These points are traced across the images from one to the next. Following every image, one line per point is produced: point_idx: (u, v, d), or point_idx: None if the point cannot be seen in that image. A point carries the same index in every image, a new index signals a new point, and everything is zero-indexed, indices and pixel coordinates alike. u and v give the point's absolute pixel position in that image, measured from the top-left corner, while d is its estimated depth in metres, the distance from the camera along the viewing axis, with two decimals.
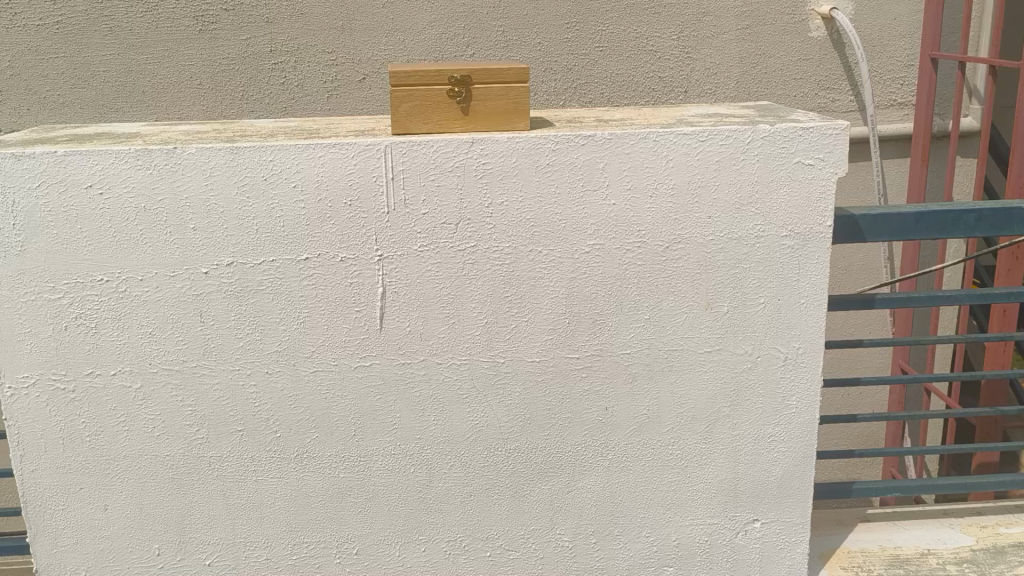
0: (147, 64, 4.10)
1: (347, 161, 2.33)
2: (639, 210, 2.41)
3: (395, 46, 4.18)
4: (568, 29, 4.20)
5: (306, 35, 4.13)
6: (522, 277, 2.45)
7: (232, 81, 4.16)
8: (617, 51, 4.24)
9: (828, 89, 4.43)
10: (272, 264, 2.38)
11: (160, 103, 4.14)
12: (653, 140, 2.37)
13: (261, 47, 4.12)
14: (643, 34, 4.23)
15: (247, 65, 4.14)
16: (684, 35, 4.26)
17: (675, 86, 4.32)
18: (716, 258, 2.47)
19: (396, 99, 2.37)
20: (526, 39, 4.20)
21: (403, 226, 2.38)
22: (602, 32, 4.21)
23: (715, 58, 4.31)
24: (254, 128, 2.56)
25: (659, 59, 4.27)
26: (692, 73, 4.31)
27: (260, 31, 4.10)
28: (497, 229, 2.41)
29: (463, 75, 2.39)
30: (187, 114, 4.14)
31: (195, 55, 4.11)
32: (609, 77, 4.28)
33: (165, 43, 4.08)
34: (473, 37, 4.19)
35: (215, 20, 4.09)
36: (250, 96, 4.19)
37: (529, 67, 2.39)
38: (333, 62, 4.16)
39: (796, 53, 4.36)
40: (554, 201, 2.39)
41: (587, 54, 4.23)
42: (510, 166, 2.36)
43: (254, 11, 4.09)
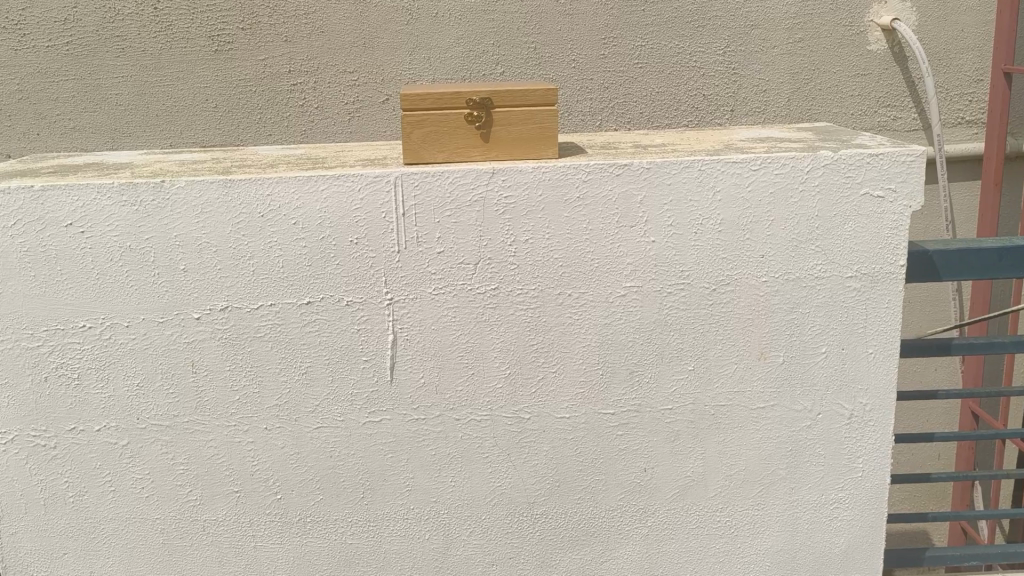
0: (160, 87, 3.64)
1: (352, 195, 2.09)
2: (682, 249, 2.14)
3: (418, 66, 3.65)
4: (605, 45, 3.63)
5: (325, 54, 3.64)
6: (550, 324, 2.18)
7: (251, 104, 3.68)
8: (658, 68, 3.67)
9: (887, 107, 3.81)
10: (271, 309, 2.14)
11: (174, 129, 3.69)
12: (699, 169, 2.09)
13: (281, 68, 3.65)
14: (682, 48, 3.66)
15: (266, 87, 3.66)
16: (730, 49, 3.68)
17: (721, 105, 3.73)
18: (770, 301, 2.18)
19: (408, 124, 2.12)
20: (561, 55, 3.63)
21: (416, 267, 2.13)
22: (642, 48, 3.64)
23: (765, 76, 3.72)
24: (255, 158, 2.34)
25: (704, 76, 3.69)
26: (736, 90, 3.72)
27: (277, 51, 3.62)
28: (522, 270, 2.14)
29: (483, 97, 2.12)
30: (206, 141, 3.71)
31: (210, 75, 3.64)
32: (654, 94, 3.69)
33: (181, 64, 3.62)
34: (505, 55, 3.63)
35: (232, 39, 3.61)
36: (268, 119, 3.71)
37: (557, 89, 2.12)
38: (353, 83, 3.68)
39: (851, 67, 3.74)
40: (585, 239, 2.12)
41: (626, 73, 3.66)
42: (536, 200, 2.10)
43: (271, 28, 3.60)
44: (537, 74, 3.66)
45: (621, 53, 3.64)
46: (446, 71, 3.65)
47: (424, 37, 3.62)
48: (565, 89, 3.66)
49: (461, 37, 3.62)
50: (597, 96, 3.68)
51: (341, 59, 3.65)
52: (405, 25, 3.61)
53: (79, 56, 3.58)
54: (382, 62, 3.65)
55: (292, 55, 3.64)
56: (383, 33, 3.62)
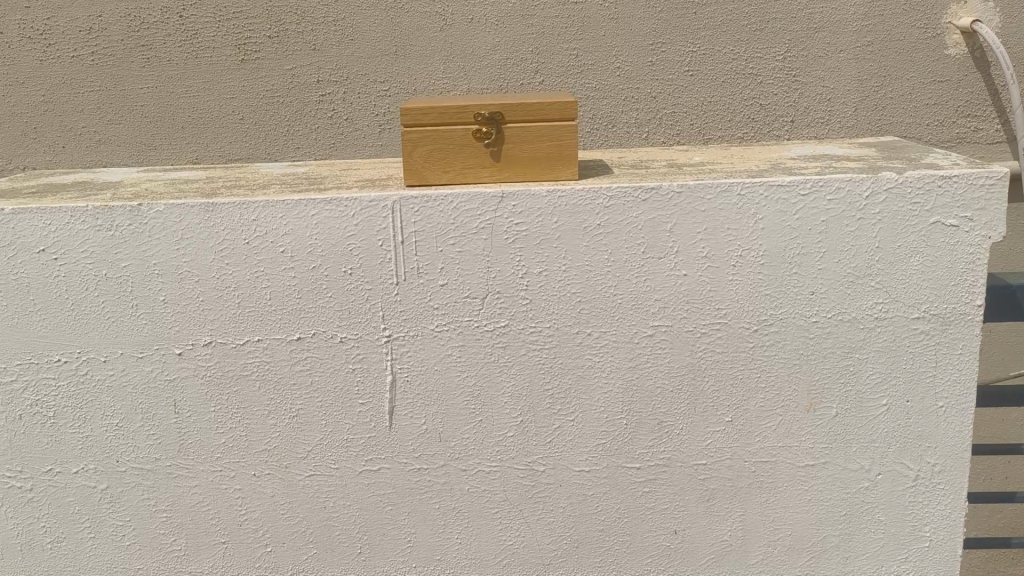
0: (186, 99, 2.94)
1: (346, 221, 1.87)
2: (720, 283, 1.87)
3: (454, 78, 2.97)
4: (653, 52, 2.99)
5: (354, 64, 2.93)
6: (567, 366, 1.93)
7: (281, 116, 2.97)
8: (710, 77, 3.03)
9: (968, 117, 3.08)
10: (259, 345, 1.94)
11: (202, 141, 2.98)
12: (738, 194, 1.83)
13: (310, 79, 2.94)
14: (721, 47, 2.99)
15: (295, 96, 2.95)
16: (790, 54, 3.01)
17: (779, 116, 3.07)
18: (821, 345, 1.89)
19: (409, 142, 1.90)
20: (605, 64, 3.00)
21: (417, 302, 1.90)
22: (693, 54, 3.00)
23: (828, 82, 3.04)
24: (252, 178, 2.14)
25: (760, 85, 3.04)
26: (797, 99, 3.06)
27: (307, 59, 2.92)
28: (535, 307, 1.90)
29: (493, 112, 1.88)
30: (234, 156, 3.00)
31: (239, 85, 2.94)
32: (705, 103, 3.06)
33: (206, 76, 2.92)
34: (545, 61, 2.98)
35: (261, 46, 2.90)
36: (298, 134, 2.99)
37: (576, 102, 1.87)
38: (384, 95, 2.96)
39: (927, 74, 3.03)
40: (607, 272, 1.88)
41: (674, 82, 3.03)
42: (551, 228, 1.86)
43: (300, 36, 2.90)
44: (580, 85, 3.03)
45: (673, 60, 3.00)
46: (482, 79, 2.98)
47: (458, 44, 2.94)
48: (609, 100, 3.05)
49: (497, 43, 2.95)
50: (643, 107, 3.05)
51: (371, 69, 2.94)
52: (439, 33, 2.93)
53: (106, 65, 2.90)
54: (415, 75, 2.96)
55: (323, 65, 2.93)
56: (415, 41, 2.93)
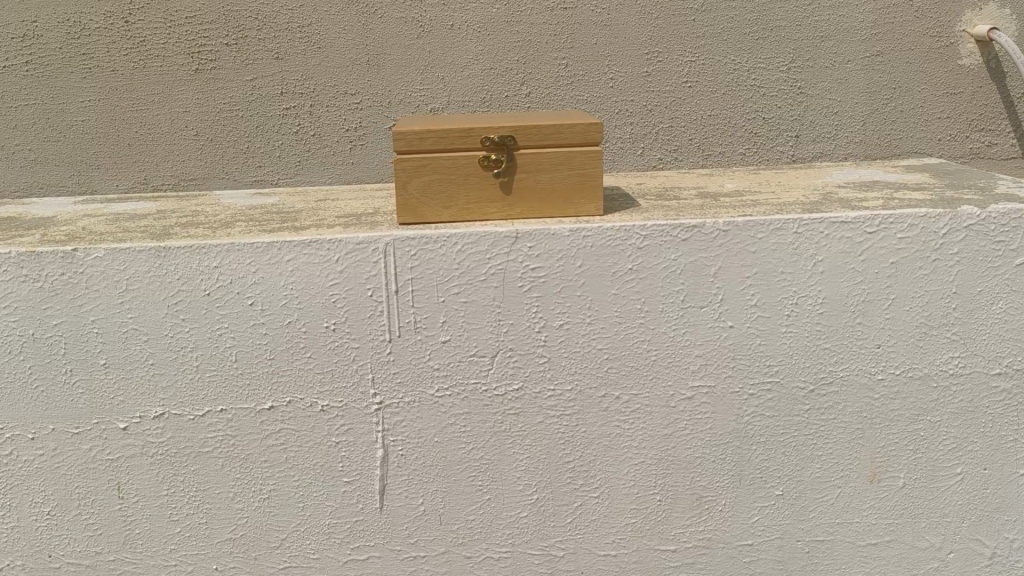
0: (132, 113, 2.39)
1: (328, 267, 1.57)
2: (771, 337, 1.59)
3: (434, 90, 2.41)
4: (649, 61, 2.41)
5: (320, 74, 2.39)
6: (591, 435, 1.64)
7: (239, 131, 2.42)
8: (710, 88, 2.44)
9: (982, 130, 2.52)
10: (223, 415, 1.62)
11: (151, 160, 2.43)
12: (794, 233, 1.56)
13: (272, 90, 2.39)
14: (713, 50, 2.41)
15: (256, 110, 2.40)
16: (795, 63, 2.44)
17: (784, 130, 2.49)
18: (887, 407, 1.62)
19: (403, 172, 1.59)
20: (596, 74, 2.42)
21: (414, 362, 1.61)
22: (692, 64, 2.42)
23: (837, 94, 2.47)
24: (213, 212, 1.82)
25: (764, 97, 2.46)
26: (801, 112, 2.48)
27: (268, 70, 2.37)
28: (554, 366, 1.61)
29: (504, 136, 1.58)
30: (188, 177, 2.45)
31: (191, 96, 2.38)
32: (705, 118, 2.47)
33: (155, 86, 2.37)
34: (532, 71, 2.41)
35: (218, 54, 2.36)
36: (260, 151, 2.44)
37: (603, 125, 1.59)
38: (356, 109, 2.42)
39: (938, 85, 2.47)
40: (639, 325, 1.59)
41: (673, 94, 2.44)
42: (573, 273, 1.57)
43: (262, 42, 2.36)
44: (572, 97, 2.43)
45: (672, 70, 2.43)
46: (463, 92, 2.42)
47: (436, 51, 2.38)
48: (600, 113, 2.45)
49: (481, 51, 2.39)
50: (640, 120, 2.46)
51: (341, 80, 2.39)
52: (415, 39, 2.37)
53: (41, 75, 2.34)
54: (392, 89, 2.41)
55: (286, 74, 2.39)
56: (389, 50, 2.38)
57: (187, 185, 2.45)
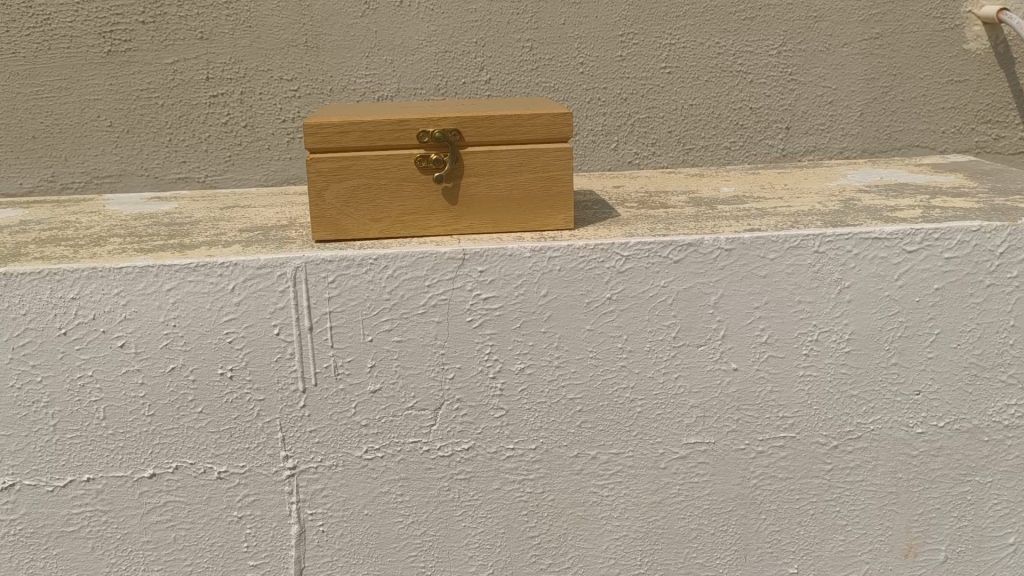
0: (35, 102, 1.89)
1: (220, 297, 1.21)
2: (784, 382, 1.27)
3: (383, 75, 1.94)
4: (622, 43, 1.97)
5: (250, 56, 1.91)
6: (562, 505, 1.31)
7: (158, 121, 1.93)
8: (690, 74, 2.00)
9: (989, 123, 2.08)
10: (90, 486, 1.26)
11: (58, 155, 1.92)
12: (814, 253, 1.23)
13: (195, 75, 1.90)
14: (697, 29, 1.97)
15: (178, 98, 1.91)
16: (786, 45, 2.00)
17: (772, 121, 2.05)
18: (928, 466, 1.31)
19: (320, 176, 1.25)
20: (565, 59, 1.97)
21: (336, 418, 1.26)
22: (671, 47, 1.98)
23: (831, 81, 2.03)
24: (109, 228, 1.43)
25: (751, 86, 2.02)
26: (791, 102, 2.04)
27: (191, 53, 1.89)
28: (514, 420, 1.28)
29: (445, 130, 1.24)
30: (99, 173, 1.94)
31: (102, 82, 1.89)
32: (686, 108, 2.02)
33: (60, 69, 1.87)
34: (493, 55, 1.95)
35: (133, 33, 1.87)
36: (184, 143, 1.95)
37: (571, 114, 1.25)
38: (295, 96, 1.94)
39: (941, 71, 2.03)
40: (620, 368, 1.26)
41: (649, 81, 2.00)
42: (536, 304, 1.24)
43: (181, 19, 1.87)
44: (536, 85, 1.98)
45: (648, 53, 1.98)
46: (414, 78, 1.95)
47: (384, 30, 1.92)
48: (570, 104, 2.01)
49: (434, 31, 1.93)
50: (612, 111, 2.02)
51: (274, 63, 1.91)
52: (358, 17, 1.91)
53: None
54: (337, 77, 1.93)
55: (213, 57, 1.90)
56: (327, 29, 1.91)
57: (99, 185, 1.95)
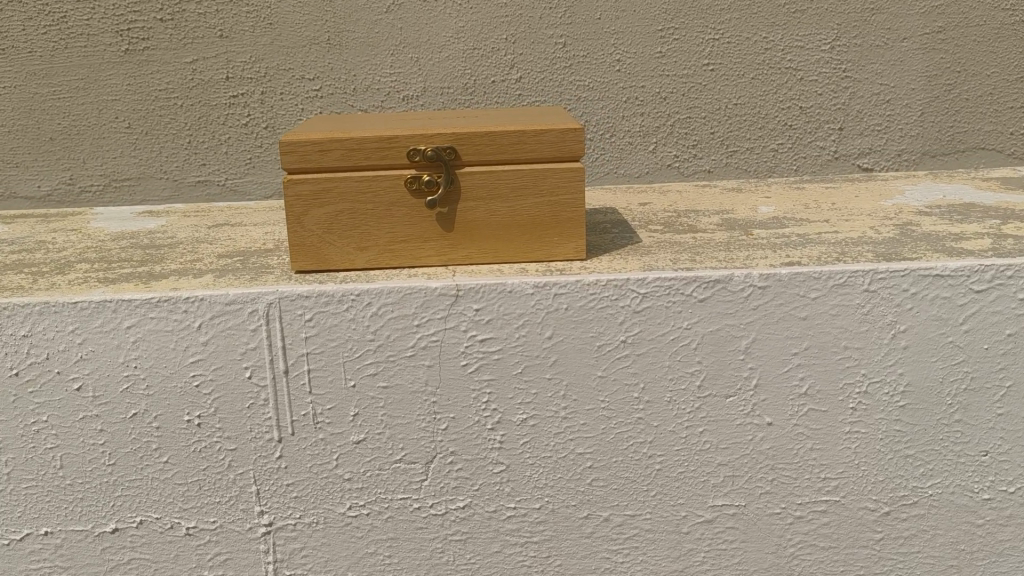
0: (54, 103, 1.74)
1: (185, 336, 1.08)
2: (827, 439, 1.11)
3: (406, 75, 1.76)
4: (662, 38, 1.76)
5: (271, 55, 1.73)
6: (571, 570, 1.16)
7: (177, 123, 1.76)
8: (734, 72, 1.78)
9: None
10: (48, 540, 1.15)
11: (78, 158, 1.78)
12: (864, 291, 1.06)
13: (214, 74, 1.73)
14: (740, 21, 1.75)
15: (197, 99, 1.75)
16: (840, 39, 1.77)
17: (823, 122, 1.82)
18: (994, 536, 1.14)
19: (299, 200, 1.11)
20: (601, 56, 1.76)
21: (316, 471, 1.13)
22: (715, 42, 1.76)
23: (888, 79, 1.81)
24: (101, 253, 1.29)
25: (802, 83, 1.80)
26: (844, 100, 1.81)
27: (211, 51, 1.72)
28: (516, 476, 1.13)
29: (440, 148, 1.09)
30: (118, 175, 1.79)
31: (120, 81, 1.73)
32: (729, 107, 1.81)
33: (77, 69, 1.72)
34: (524, 52, 1.75)
35: (151, 31, 1.70)
36: (203, 145, 1.78)
37: (582, 129, 1.10)
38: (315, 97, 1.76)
39: (1009, 67, 1.80)
40: (636, 420, 1.11)
41: (690, 79, 1.79)
42: (540, 347, 1.09)
43: (199, 15, 1.70)
44: (570, 84, 1.78)
45: (690, 49, 1.77)
46: (440, 78, 1.76)
47: (410, 26, 1.73)
48: (603, 103, 1.80)
49: (462, 27, 1.74)
50: (650, 111, 1.81)
51: (296, 62, 1.73)
52: (382, 13, 1.72)
53: None
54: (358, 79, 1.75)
55: (235, 55, 1.73)
56: (351, 25, 1.72)
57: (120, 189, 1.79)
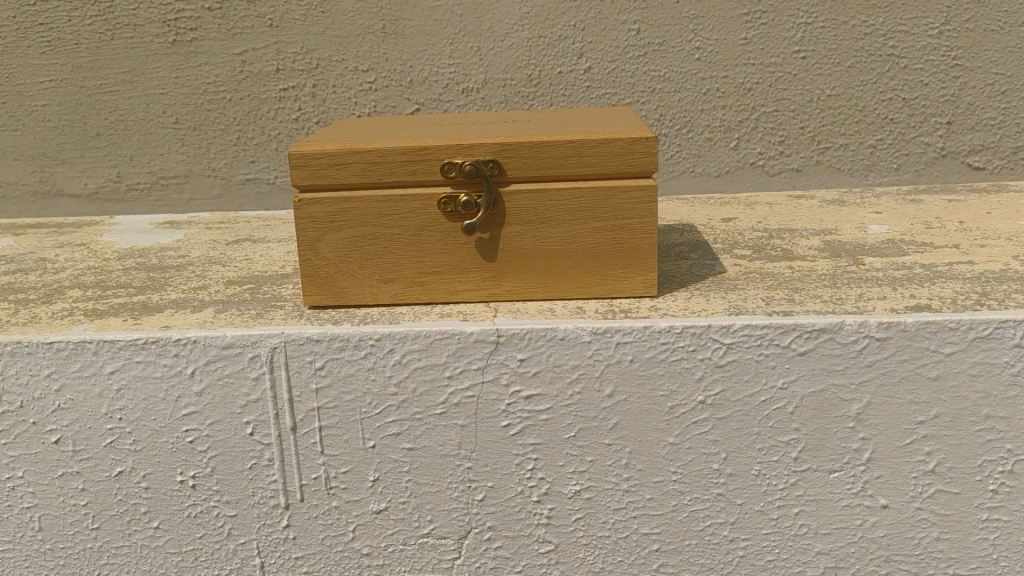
0: (101, 97, 1.56)
1: (176, 384, 0.91)
2: (958, 528, 0.88)
3: (466, 63, 1.54)
4: (747, 23, 1.50)
5: (323, 44, 1.52)
6: None
7: (227, 118, 1.57)
8: (829, 60, 1.52)
9: None
10: None
11: (125, 154, 1.59)
12: (1014, 347, 0.83)
13: (264, 66, 1.53)
14: (837, 3, 1.49)
15: (248, 92, 1.55)
16: (951, 23, 1.50)
17: (929, 115, 1.55)
18: None
19: (310, 223, 0.92)
20: (676, 44, 1.52)
21: (330, 543, 0.95)
22: (807, 27, 1.50)
23: (1006, 67, 1.51)
24: (110, 278, 1.12)
25: (906, 72, 1.53)
26: (954, 91, 1.53)
27: (262, 42, 1.53)
28: (568, 558, 0.93)
29: (478, 162, 0.90)
30: (166, 173, 1.61)
31: (166, 74, 1.54)
32: (822, 99, 1.54)
33: (124, 61, 1.54)
34: (594, 40, 1.52)
35: (199, 21, 1.52)
36: (253, 141, 1.58)
37: (654, 138, 0.89)
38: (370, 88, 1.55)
39: None
40: (716, 497, 0.90)
41: (777, 68, 1.53)
42: (598, 406, 0.89)
43: (248, 3, 1.51)
44: (643, 75, 1.54)
45: (781, 35, 1.51)
46: (504, 67, 1.54)
47: (470, 12, 1.51)
48: (679, 95, 1.55)
49: (527, 12, 1.51)
50: (732, 103, 1.55)
51: (349, 52, 1.53)
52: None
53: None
54: (410, 69, 1.54)
55: (287, 45, 1.53)
56: (408, 12, 1.51)
57: (167, 188, 1.61)
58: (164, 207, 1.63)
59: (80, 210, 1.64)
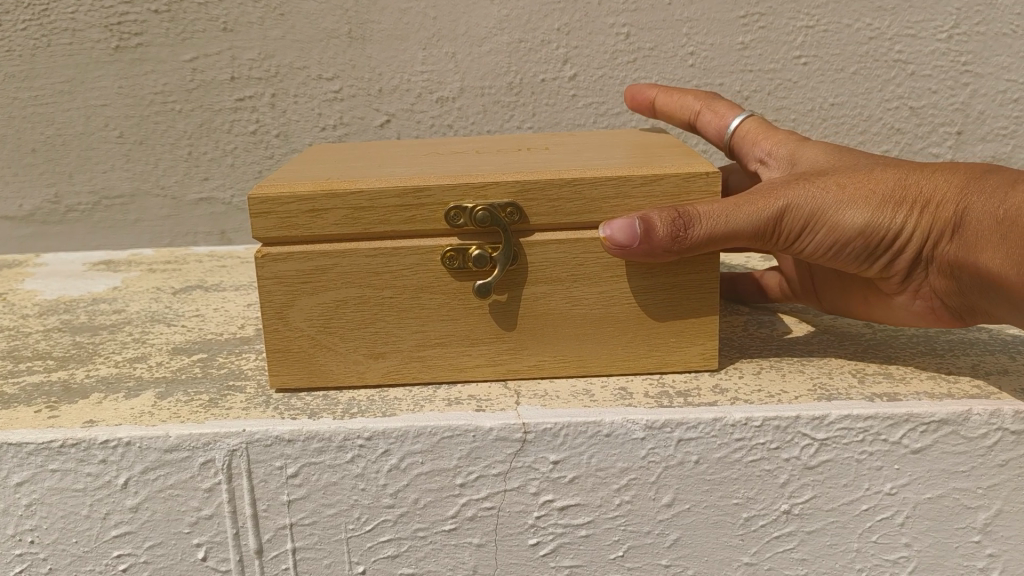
0: (32, 107, 1.32)
1: (105, 499, 0.70)
2: None
3: (442, 72, 1.29)
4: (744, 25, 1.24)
5: (283, 50, 1.28)
6: None
7: (175, 132, 1.33)
8: (832, 65, 1.25)
9: None
10: None
11: (62, 171, 1.35)
12: None
13: (216, 74, 1.29)
14: (840, 2, 1.22)
15: (199, 103, 1.31)
16: (960, 27, 1.21)
17: (937, 124, 1.27)
18: None
19: (277, 285, 0.71)
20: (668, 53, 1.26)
21: None
22: (809, 31, 1.24)
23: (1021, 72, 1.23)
24: (26, 345, 0.90)
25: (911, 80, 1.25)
26: (963, 99, 1.25)
27: (212, 47, 1.28)
28: None
29: (493, 207, 0.70)
30: (107, 193, 1.37)
31: (108, 85, 1.30)
32: (824, 108, 1.27)
33: (60, 69, 1.30)
34: (580, 45, 1.26)
35: (146, 25, 1.27)
36: (205, 156, 1.34)
37: (715, 172, 0.70)
38: (332, 100, 1.31)
39: None
40: None
41: (777, 75, 1.26)
42: (654, 519, 0.69)
43: (198, 4, 1.26)
44: (633, 83, 1.28)
45: (779, 39, 1.24)
46: (482, 75, 1.29)
47: (446, 14, 1.26)
48: None
49: (507, 14, 1.26)
50: None
51: (311, 58, 1.28)
52: None
53: None
54: (379, 79, 1.29)
55: (240, 51, 1.28)
56: (377, 15, 1.26)
57: (110, 211, 1.38)
58: (105, 233, 1.40)
59: (11, 245, 1.41)
